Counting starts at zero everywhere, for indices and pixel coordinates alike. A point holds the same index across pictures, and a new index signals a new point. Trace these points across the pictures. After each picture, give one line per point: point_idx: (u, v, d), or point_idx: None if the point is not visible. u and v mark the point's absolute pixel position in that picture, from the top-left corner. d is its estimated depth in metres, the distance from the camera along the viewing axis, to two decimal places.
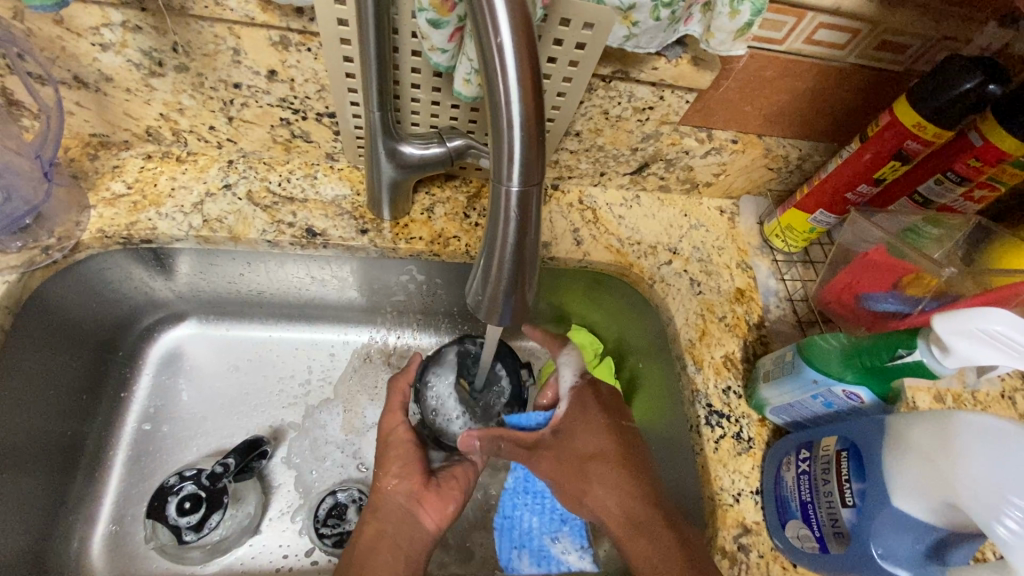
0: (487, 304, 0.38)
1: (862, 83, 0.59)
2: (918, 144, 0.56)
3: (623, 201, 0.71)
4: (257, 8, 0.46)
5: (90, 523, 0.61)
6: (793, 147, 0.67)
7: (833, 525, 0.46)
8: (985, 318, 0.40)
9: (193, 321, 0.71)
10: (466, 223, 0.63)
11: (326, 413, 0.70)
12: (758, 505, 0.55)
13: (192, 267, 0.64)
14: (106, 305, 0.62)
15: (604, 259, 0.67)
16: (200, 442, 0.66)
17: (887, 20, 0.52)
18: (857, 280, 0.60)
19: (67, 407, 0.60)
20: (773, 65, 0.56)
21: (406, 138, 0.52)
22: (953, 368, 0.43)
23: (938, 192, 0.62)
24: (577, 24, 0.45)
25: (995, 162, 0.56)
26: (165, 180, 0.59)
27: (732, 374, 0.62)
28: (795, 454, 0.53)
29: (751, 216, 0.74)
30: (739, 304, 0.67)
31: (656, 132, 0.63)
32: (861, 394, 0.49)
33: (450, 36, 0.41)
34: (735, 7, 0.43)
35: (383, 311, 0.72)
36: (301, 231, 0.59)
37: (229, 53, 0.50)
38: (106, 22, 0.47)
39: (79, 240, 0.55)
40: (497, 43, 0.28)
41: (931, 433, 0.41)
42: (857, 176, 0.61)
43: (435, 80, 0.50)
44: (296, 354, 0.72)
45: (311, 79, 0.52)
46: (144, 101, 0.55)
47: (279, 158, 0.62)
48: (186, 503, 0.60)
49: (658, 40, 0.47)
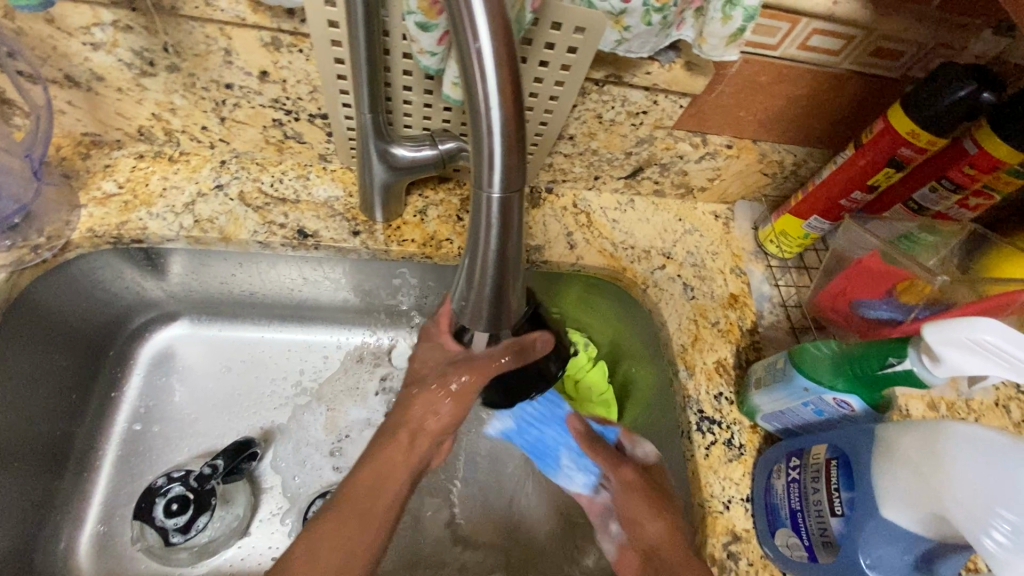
0: (471, 309, 0.37)
1: (856, 89, 0.59)
2: (912, 151, 0.55)
3: (618, 205, 0.71)
4: (248, 8, 0.46)
5: (78, 524, 0.61)
6: (788, 152, 0.67)
7: (822, 534, 0.46)
8: (976, 328, 0.40)
9: (184, 321, 0.70)
10: (459, 226, 0.63)
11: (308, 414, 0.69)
12: (748, 513, 0.55)
13: (183, 267, 0.63)
14: (96, 305, 0.62)
15: (597, 263, 0.67)
16: (190, 442, 0.66)
17: (882, 26, 0.51)
18: (850, 287, 0.60)
19: (56, 407, 0.60)
20: (768, 70, 0.56)
21: (397, 141, 0.52)
22: (944, 378, 0.43)
23: (932, 199, 0.62)
24: (568, 28, 0.45)
25: (989, 170, 0.56)
26: (157, 180, 0.59)
27: (724, 380, 0.61)
28: (785, 461, 0.52)
29: (746, 221, 0.74)
30: (732, 309, 0.66)
31: (650, 136, 0.63)
32: (852, 401, 0.49)
33: (439, 39, 0.40)
34: (727, 13, 0.43)
35: (375, 312, 0.72)
36: (292, 233, 0.59)
37: (220, 53, 0.50)
38: (97, 22, 0.47)
39: (69, 239, 0.55)
40: (476, 48, 0.27)
41: (919, 443, 0.41)
42: (851, 182, 0.61)
43: (427, 83, 0.50)
44: (288, 355, 0.72)
45: (303, 80, 0.52)
46: (136, 100, 0.55)
47: (271, 158, 0.62)
48: (173, 505, 0.60)
49: (650, 45, 0.47)
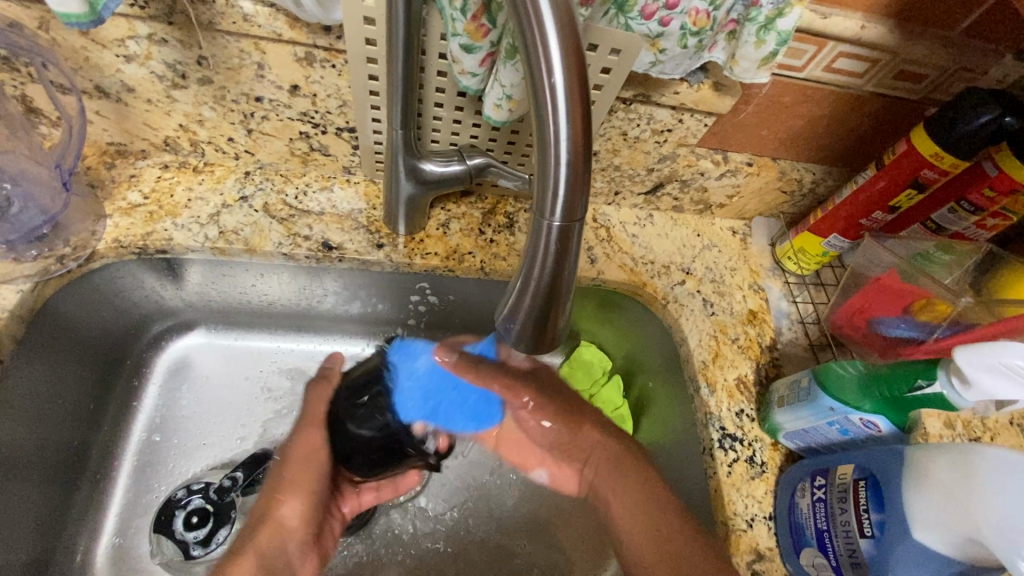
0: (517, 332, 0.38)
1: (877, 110, 0.59)
2: (934, 173, 0.56)
3: (637, 220, 0.71)
4: (285, 24, 0.46)
5: (95, 534, 0.60)
6: (807, 170, 0.67)
7: (850, 555, 0.46)
8: (1007, 352, 0.40)
9: (201, 330, 0.70)
10: (481, 239, 0.63)
11: None
12: (771, 531, 0.55)
13: (203, 277, 0.63)
14: (116, 314, 0.62)
15: (617, 278, 0.67)
16: (205, 453, 0.66)
17: (906, 51, 0.52)
18: (869, 305, 0.60)
19: (73, 416, 0.59)
20: (792, 90, 0.57)
21: (427, 156, 0.52)
22: (973, 402, 0.43)
23: (951, 219, 0.63)
24: (604, 50, 0.45)
25: (1009, 193, 0.56)
26: (182, 191, 0.59)
27: (745, 397, 0.62)
28: (810, 481, 0.52)
29: (763, 238, 0.74)
30: (751, 326, 0.67)
31: (673, 153, 0.63)
32: (879, 422, 0.49)
33: (481, 61, 0.41)
34: (761, 37, 0.44)
35: (394, 324, 0.72)
36: (317, 244, 0.59)
37: (253, 67, 0.50)
38: (133, 35, 0.47)
39: (95, 250, 0.55)
40: (550, 83, 0.28)
41: (953, 467, 0.41)
42: (872, 202, 0.61)
43: (459, 100, 0.51)
44: (304, 365, 0.72)
45: (333, 94, 0.52)
46: (165, 112, 0.55)
47: (296, 170, 0.62)
48: (193, 518, 0.60)
49: (683, 67, 0.47)
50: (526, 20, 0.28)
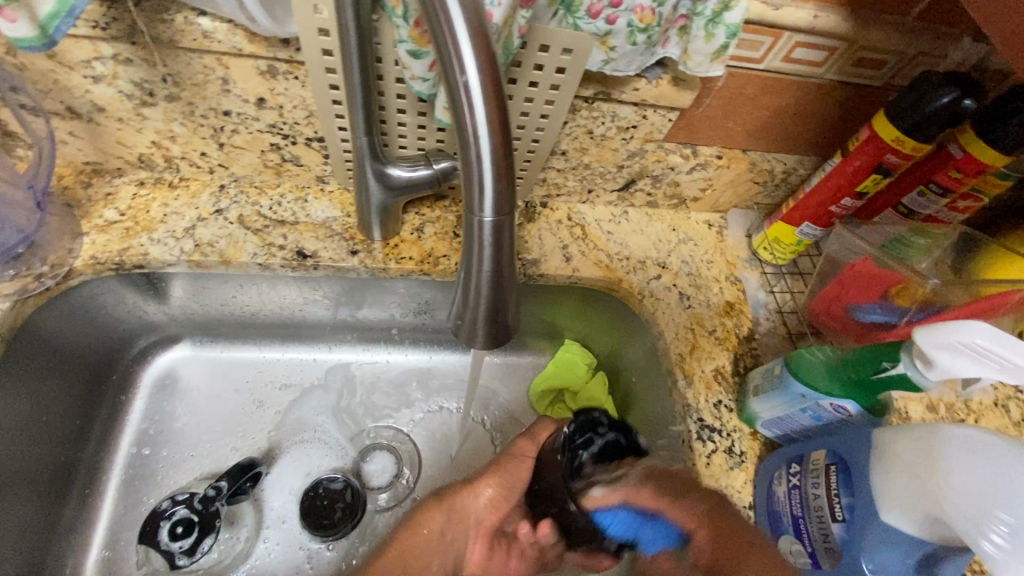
0: (467, 328, 0.39)
1: (840, 98, 0.60)
2: (898, 157, 0.56)
3: (612, 217, 0.72)
4: (245, 39, 0.47)
5: (84, 549, 0.61)
6: (778, 160, 0.68)
7: (823, 540, 0.46)
8: (964, 331, 0.40)
9: (185, 344, 0.71)
10: (456, 242, 0.64)
11: (310, 449, 0.69)
12: (751, 520, 0.55)
13: (184, 290, 0.64)
14: (99, 330, 0.63)
15: (592, 275, 0.67)
16: (192, 464, 0.66)
17: (861, 37, 0.53)
18: (846, 292, 0.61)
19: (58, 434, 0.60)
20: (753, 82, 0.57)
21: (392, 162, 0.52)
22: (937, 381, 0.43)
23: (922, 203, 0.63)
24: (556, 50, 0.46)
25: (975, 174, 0.57)
26: (157, 207, 0.60)
27: (723, 389, 0.62)
28: (785, 468, 0.53)
29: (739, 229, 0.74)
30: (728, 317, 0.67)
31: (641, 150, 0.64)
32: (849, 406, 0.49)
33: (430, 65, 0.42)
34: (710, 31, 0.44)
35: (374, 329, 0.73)
36: (291, 253, 0.60)
37: (218, 82, 0.51)
38: (98, 56, 0.48)
39: (72, 267, 0.56)
40: (463, 81, 0.29)
41: (915, 447, 0.41)
42: (841, 189, 0.61)
43: (420, 106, 0.52)
44: (287, 372, 0.72)
45: (299, 106, 0.53)
46: (136, 130, 0.56)
47: (270, 182, 0.63)
48: (178, 528, 0.59)
49: (636, 63, 0.48)
50: (438, 25, 0.29)
